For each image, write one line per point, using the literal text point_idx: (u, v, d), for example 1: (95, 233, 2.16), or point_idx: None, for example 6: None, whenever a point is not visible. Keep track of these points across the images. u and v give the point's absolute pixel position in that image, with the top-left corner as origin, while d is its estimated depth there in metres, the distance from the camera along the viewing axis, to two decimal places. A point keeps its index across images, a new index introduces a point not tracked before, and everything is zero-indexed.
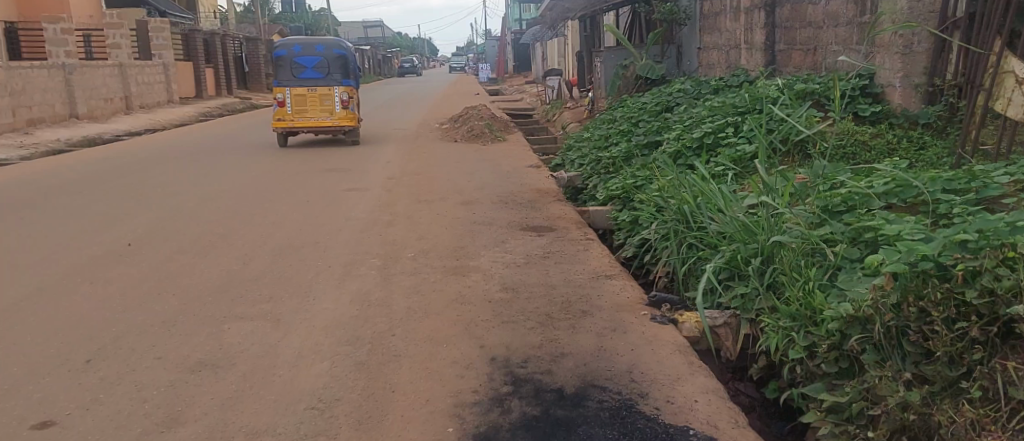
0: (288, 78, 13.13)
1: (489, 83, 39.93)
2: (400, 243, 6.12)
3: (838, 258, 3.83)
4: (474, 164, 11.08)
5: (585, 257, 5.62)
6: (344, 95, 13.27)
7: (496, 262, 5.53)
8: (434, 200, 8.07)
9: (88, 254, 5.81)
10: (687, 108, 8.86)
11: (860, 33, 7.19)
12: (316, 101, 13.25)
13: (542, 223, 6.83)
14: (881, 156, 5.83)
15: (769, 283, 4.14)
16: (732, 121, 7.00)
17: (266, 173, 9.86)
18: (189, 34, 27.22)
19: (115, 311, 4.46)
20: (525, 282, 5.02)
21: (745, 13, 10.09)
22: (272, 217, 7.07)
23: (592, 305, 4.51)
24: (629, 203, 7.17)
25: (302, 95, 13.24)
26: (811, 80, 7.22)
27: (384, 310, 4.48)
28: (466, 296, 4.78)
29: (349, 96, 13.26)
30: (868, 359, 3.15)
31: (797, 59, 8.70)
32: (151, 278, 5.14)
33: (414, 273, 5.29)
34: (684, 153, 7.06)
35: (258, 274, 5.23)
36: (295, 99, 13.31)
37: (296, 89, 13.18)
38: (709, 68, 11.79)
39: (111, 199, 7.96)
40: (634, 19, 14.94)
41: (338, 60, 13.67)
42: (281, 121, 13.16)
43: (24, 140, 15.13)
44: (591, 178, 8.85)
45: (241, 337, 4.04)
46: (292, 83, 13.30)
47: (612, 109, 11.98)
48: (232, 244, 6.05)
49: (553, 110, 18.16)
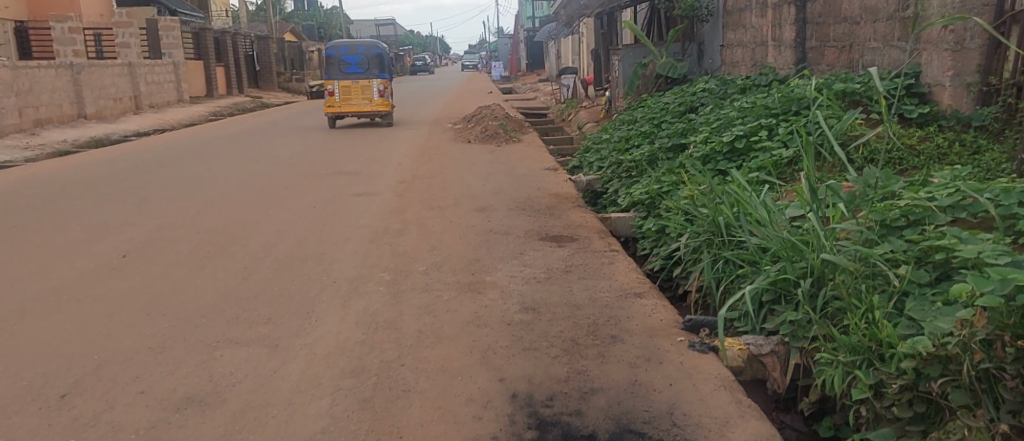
0: (337, 73, 15.88)
1: (503, 82, 39.60)
2: (411, 255, 5.72)
3: (904, 282, 3.39)
4: (489, 166, 10.66)
5: (611, 272, 5.19)
6: (382, 86, 16.09)
7: (514, 278, 5.11)
8: (448, 206, 7.67)
9: (78, 267, 5.46)
10: (714, 109, 8.42)
11: (902, 29, 6.73)
12: (360, 92, 16.06)
13: (562, 233, 6.41)
14: (932, 162, 5.38)
15: (823, 307, 3.70)
16: (766, 123, 6.55)
17: (273, 177, 9.49)
18: (200, 33, 26.97)
19: (99, 335, 4.09)
20: (547, 301, 4.60)
21: (773, 9, 9.63)
22: (276, 226, 6.69)
23: (622, 329, 4.09)
24: (655, 211, 6.76)
25: (347, 87, 16.04)
26: (849, 79, 6.75)
27: (393, 335, 4.07)
28: (483, 316, 4.37)
29: (385, 87, 16.06)
30: (956, 404, 2.78)
31: (831, 57, 8.24)
32: (142, 295, 4.77)
33: (425, 290, 4.89)
34: (714, 157, 6.63)
35: (257, 291, 4.85)
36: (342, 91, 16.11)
37: (343, 82, 15.95)
38: (732, 67, 11.34)
39: (111, 206, 7.61)
40: (653, 16, 14.49)
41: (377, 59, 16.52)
42: (330, 108, 15.94)
43: (29, 140, 14.87)
44: (612, 182, 8.43)
45: (234, 368, 3.66)
46: (339, 77, 16.07)
47: (632, 109, 11.54)
48: (231, 257, 5.66)
49: (568, 110, 17.71)
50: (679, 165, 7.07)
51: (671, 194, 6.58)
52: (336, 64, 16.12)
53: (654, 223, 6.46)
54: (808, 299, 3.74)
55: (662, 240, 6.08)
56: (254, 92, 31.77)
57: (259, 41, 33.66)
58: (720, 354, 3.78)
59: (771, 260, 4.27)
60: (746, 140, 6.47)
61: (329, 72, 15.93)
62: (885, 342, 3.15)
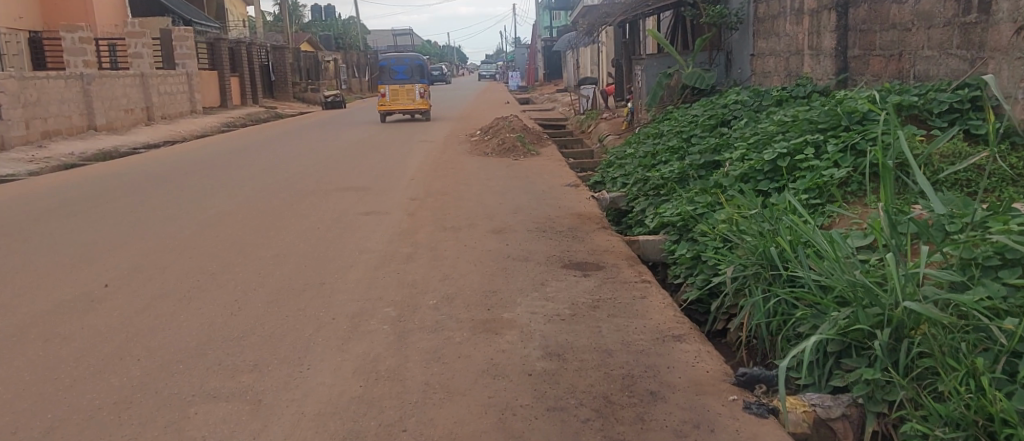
0: (388, 79, 20.14)
1: (521, 92, 39.43)
2: (421, 286, 5.17)
3: (1015, 342, 2.82)
4: (506, 182, 10.11)
5: (644, 307, 4.60)
6: (422, 90, 20.28)
7: (534, 314, 4.54)
8: (463, 228, 7.14)
9: (55, 298, 4.96)
10: (749, 122, 7.86)
11: (961, 35, 6.13)
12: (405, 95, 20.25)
13: (587, 259, 5.84)
14: (1007, 185, 4.77)
15: (907, 365, 3.12)
16: (811, 139, 5.98)
17: (279, 194, 8.99)
18: (215, 42, 26.75)
19: (61, 387, 3.59)
20: (573, 344, 4.03)
21: (810, 16, 9.06)
22: (276, 250, 6.17)
23: (662, 383, 3.51)
24: (688, 234, 6.21)
25: (395, 90, 20.26)
26: (904, 91, 6.15)
27: (394, 389, 3.52)
28: (500, 363, 3.81)
29: (424, 90, 20.20)
30: None
31: (877, 66, 7.65)
32: (118, 335, 4.27)
33: (435, 329, 4.33)
34: (754, 177, 6.06)
35: (246, 330, 4.32)
36: (391, 93, 20.34)
37: (392, 86, 20.15)
38: (764, 77, 10.75)
39: (104, 227, 7.15)
40: (678, 23, 13.95)
41: (418, 69, 20.90)
42: (382, 106, 20.15)
43: (36, 153, 14.51)
44: (639, 201, 7.90)
45: (208, 431, 3.15)
46: (389, 82, 20.34)
47: (658, 121, 11.02)
48: (223, 288, 5.14)
49: (587, 121, 17.16)
50: (713, 184, 6.54)
51: (705, 217, 6.05)
52: (387, 74, 20.40)
53: (687, 248, 5.93)
54: (886, 355, 3.17)
55: (698, 268, 5.54)
56: (270, 102, 31.50)
57: (274, 51, 33.43)
58: (781, 417, 3.19)
59: (835, 301, 3.70)
60: (790, 157, 5.91)
61: (382, 79, 20.28)
62: (998, 417, 2.65)
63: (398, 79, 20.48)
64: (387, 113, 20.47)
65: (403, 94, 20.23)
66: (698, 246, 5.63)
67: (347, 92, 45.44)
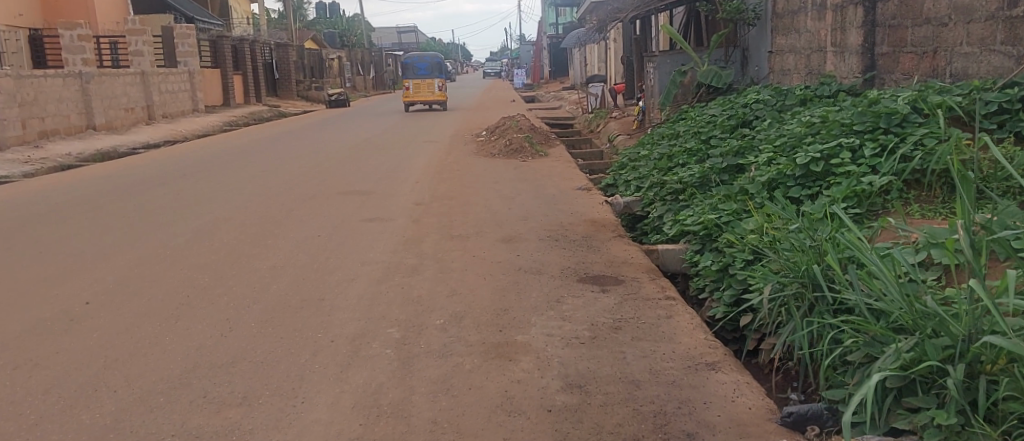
0: (411, 74, 23.27)
1: (526, 89, 39.24)
2: (427, 303, 4.78)
3: None
4: (515, 185, 9.74)
5: (670, 328, 4.20)
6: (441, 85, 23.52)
7: (551, 336, 4.15)
8: (472, 236, 6.77)
9: (33, 317, 4.59)
10: (773, 123, 7.49)
11: (1007, 31, 5.74)
12: (426, 87, 23.48)
13: (604, 272, 5.45)
14: None
15: (988, 409, 2.74)
16: (845, 142, 5.60)
17: (279, 198, 8.62)
18: (218, 41, 26.44)
19: (26, 425, 3.21)
20: (595, 373, 3.62)
21: (834, 11, 8.68)
22: (272, 262, 5.78)
23: (700, 423, 3.11)
24: (712, 243, 5.85)
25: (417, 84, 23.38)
26: (945, 91, 5.77)
27: (399, 428, 3.14)
28: (516, 396, 3.42)
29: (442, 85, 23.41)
30: None
31: (907, 63, 7.26)
32: (95, 361, 3.89)
33: (443, 353, 3.95)
34: (784, 184, 5.68)
35: (234, 356, 3.92)
36: (414, 86, 23.48)
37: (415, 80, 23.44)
38: (784, 75, 10.38)
39: (92, 235, 6.77)
40: (691, 19, 13.59)
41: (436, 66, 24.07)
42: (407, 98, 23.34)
43: (32, 154, 14.13)
44: (656, 206, 7.56)
45: None
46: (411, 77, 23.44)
47: (672, 121, 10.67)
48: (212, 305, 4.75)
49: (596, 120, 16.81)
50: (738, 190, 6.18)
51: (731, 225, 5.70)
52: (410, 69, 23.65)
53: (712, 259, 5.59)
54: (962, 395, 2.79)
55: (724, 282, 5.19)
56: (273, 101, 31.15)
57: (278, 49, 33.09)
58: None
59: (891, 327, 3.32)
60: (822, 161, 5.53)
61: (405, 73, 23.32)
62: None
63: (419, 73, 23.52)
64: (410, 104, 23.63)
65: (424, 88, 23.38)
66: (725, 258, 5.28)
67: (350, 90, 45.08)
